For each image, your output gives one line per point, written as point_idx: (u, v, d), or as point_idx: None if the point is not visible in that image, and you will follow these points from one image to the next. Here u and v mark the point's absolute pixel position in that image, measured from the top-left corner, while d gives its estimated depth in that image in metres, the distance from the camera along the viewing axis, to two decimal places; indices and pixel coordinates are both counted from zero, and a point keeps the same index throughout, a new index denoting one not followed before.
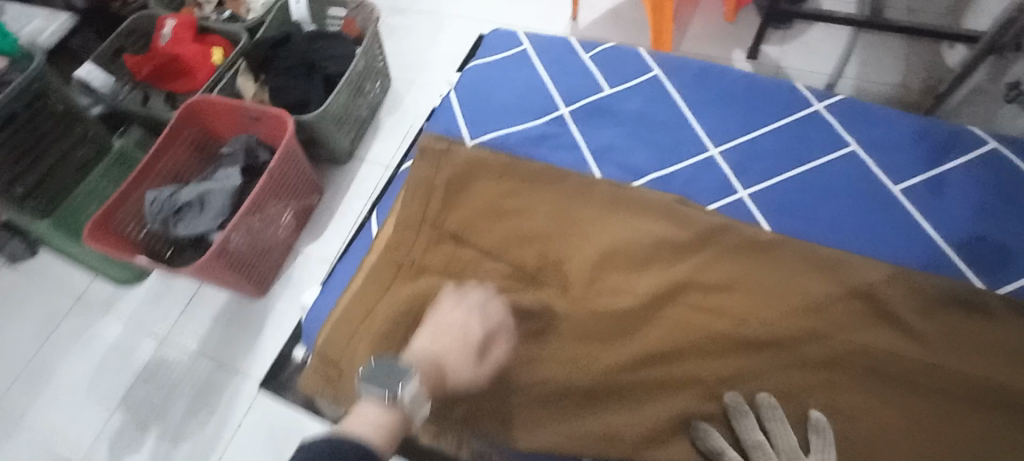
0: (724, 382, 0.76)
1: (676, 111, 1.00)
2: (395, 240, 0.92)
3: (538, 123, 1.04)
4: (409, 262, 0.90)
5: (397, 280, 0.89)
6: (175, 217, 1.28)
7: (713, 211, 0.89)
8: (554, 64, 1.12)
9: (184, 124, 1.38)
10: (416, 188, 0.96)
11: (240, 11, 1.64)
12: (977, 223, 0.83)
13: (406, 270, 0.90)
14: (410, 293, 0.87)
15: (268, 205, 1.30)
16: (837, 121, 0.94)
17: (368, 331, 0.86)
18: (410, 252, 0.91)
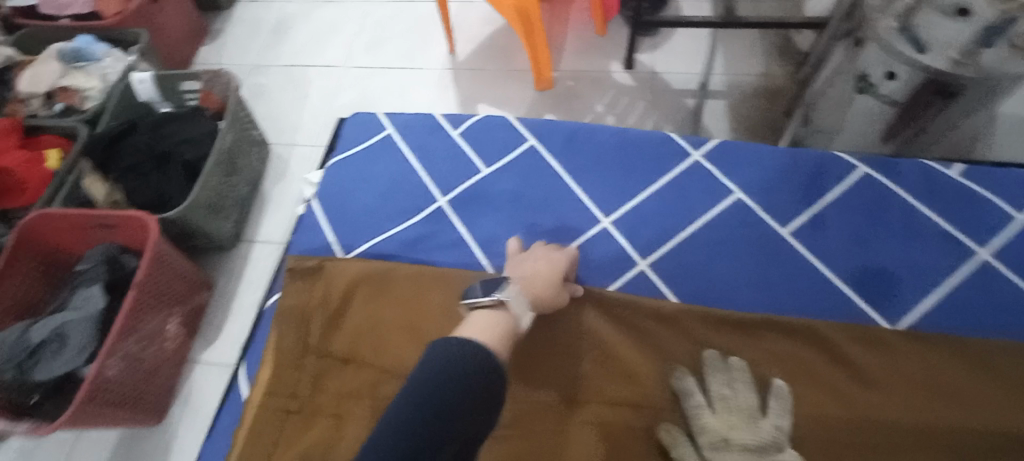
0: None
1: (560, 182, 0.94)
2: (273, 384, 0.79)
3: (413, 222, 0.94)
4: (297, 406, 0.77)
5: (283, 431, 0.76)
6: (30, 360, 1.03)
7: (613, 290, 0.83)
8: (423, 146, 1.03)
9: (21, 245, 1.12)
10: (289, 315, 0.83)
11: (74, 102, 1.38)
12: (863, 255, 0.83)
13: (293, 417, 0.77)
14: (304, 446, 0.74)
15: (147, 319, 1.10)
16: (715, 168, 0.93)
17: None
18: (297, 392, 0.78)
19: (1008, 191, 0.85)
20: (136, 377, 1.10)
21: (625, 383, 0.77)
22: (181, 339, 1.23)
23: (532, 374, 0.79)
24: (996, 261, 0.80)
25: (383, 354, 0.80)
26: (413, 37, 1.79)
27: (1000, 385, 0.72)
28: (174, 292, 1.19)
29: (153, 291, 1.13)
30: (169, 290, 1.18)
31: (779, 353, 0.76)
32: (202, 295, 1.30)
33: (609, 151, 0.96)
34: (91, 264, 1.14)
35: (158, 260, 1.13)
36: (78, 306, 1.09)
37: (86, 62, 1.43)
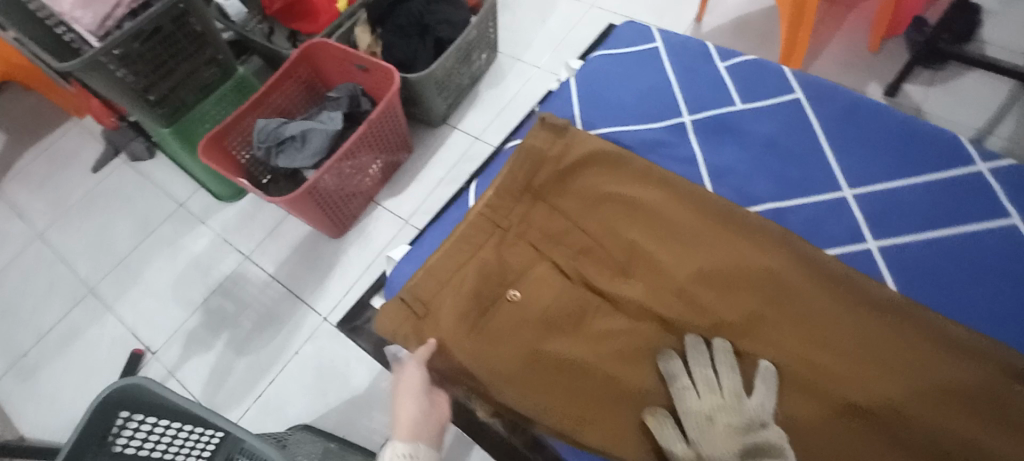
0: (790, 407, 0.73)
1: (813, 141, 0.93)
2: (496, 203, 0.93)
3: (653, 128, 1.00)
4: (505, 226, 0.92)
5: (487, 243, 0.90)
6: (277, 148, 1.31)
7: (831, 256, 0.82)
8: (684, 68, 1.06)
9: (298, 62, 1.39)
10: (526, 155, 0.95)
11: None
12: None
13: (500, 234, 0.91)
14: (502, 258, 0.88)
15: (361, 153, 1.29)
16: (999, 187, 0.83)
17: (456, 286, 0.86)
18: (509, 218, 0.92)
19: None
20: (340, 192, 1.30)
21: (805, 338, 0.77)
22: (377, 182, 1.42)
23: (716, 288, 0.82)
24: None
25: (592, 220, 0.91)
26: None
27: None
28: (388, 140, 1.36)
29: (376, 131, 1.30)
30: (386, 136, 1.35)
31: (984, 383, 0.71)
32: (403, 156, 1.47)
33: (877, 132, 0.91)
34: (339, 95, 1.38)
35: (388, 109, 1.29)
36: (323, 122, 1.32)
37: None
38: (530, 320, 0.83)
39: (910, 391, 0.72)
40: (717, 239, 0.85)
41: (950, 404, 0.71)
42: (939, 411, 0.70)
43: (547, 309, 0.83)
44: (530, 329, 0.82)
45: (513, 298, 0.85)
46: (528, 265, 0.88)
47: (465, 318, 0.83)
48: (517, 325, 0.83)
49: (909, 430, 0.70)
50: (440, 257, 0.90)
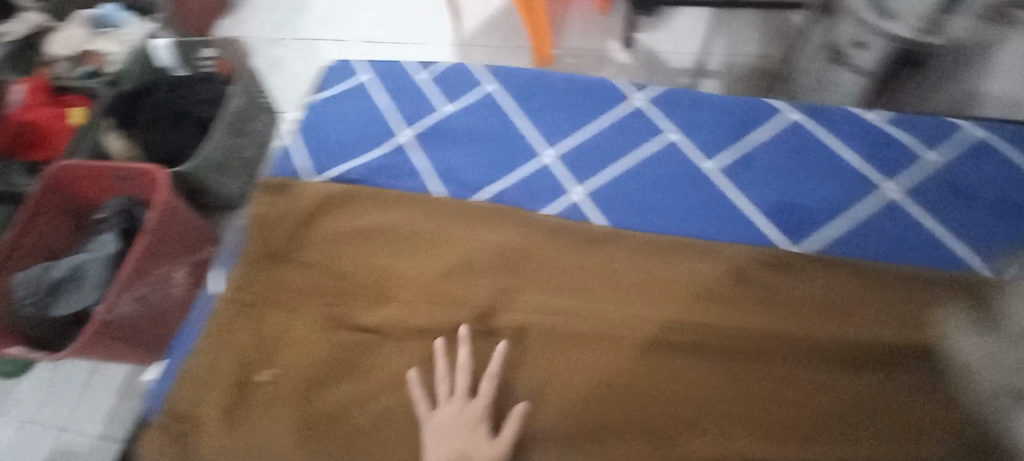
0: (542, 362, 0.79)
1: (510, 122, 1.02)
2: (240, 280, 0.90)
3: (376, 154, 1.03)
4: (254, 301, 0.89)
5: (237, 325, 0.87)
6: (51, 298, 1.06)
7: (545, 215, 0.91)
8: (392, 90, 1.11)
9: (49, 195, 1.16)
10: (253, 224, 0.93)
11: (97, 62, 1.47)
12: (786, 188, 0.88)
13: (248, 311, 0.88)
14: (255, 335, 0.85)
15: (156, 268, 1.11)
16: (653, 110, 0.99)
17: (213, 383, 0.82)
18: (254, 291, 0.89)
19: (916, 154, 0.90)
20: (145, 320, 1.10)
21: (542, 296, 0.84)
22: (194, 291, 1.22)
23: (459, 281, 0.86)
24: (904, 198, 0.86)
25: (336, 260, 0.90)
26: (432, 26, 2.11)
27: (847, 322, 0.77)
28: (186, 241, 1.18)
29: (163, 239, 1.12)
30: (181, 238, 1.17)
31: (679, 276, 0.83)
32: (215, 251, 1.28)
33: (556, 98, 1.03)
34: (110, 214, 1.16)
35: (167, 209, 1.12)
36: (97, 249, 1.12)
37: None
38: (290, 387, 0.79)
39: (638, 301, 0.82)
40: (449, 237, 0.90)
41: (668, 298, 0.81)
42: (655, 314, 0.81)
43: (306, 368, 0.81)
44: (292, 394, 0.79)
45: (263, 376, 0.81)
46: (282, 331, 0.85)
47: (227, 416, 0.78)
48: (277, 395, 0.79)
49: (648, 333, 0.79)
50: (192, 360, 0.85)
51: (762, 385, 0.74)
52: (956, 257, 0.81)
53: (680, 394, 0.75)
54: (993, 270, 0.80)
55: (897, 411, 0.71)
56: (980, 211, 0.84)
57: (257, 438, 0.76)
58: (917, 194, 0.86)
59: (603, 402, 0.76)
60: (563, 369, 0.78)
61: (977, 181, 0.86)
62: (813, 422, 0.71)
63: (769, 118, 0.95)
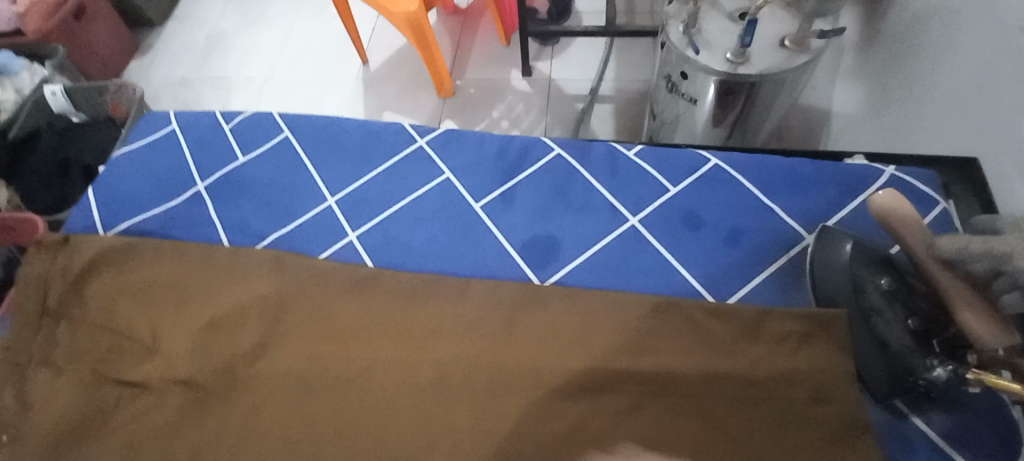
0: (295, 408, 0.83)
1: (304, 169, 1.07)
2: (14, 340, 0.91)
3: (174, 204, 1.06)
4: (25, 359, 0.90)
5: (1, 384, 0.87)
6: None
7: (321, 259, 0.95)
8: (200, 140, 1.14)
9: None
10: (30, 282, 0.94)
11: None
12: (539, 226, 0.95)
13: (18, 370, 0.89)
14: (18, 394, 0.86)
15: None
16: (435, 153, 1.05)
17: None
18: (27, 349, 0.90)
19: (666, 184, 0.96)
20: None
21: (307, 342, 0.88)
22: None
23: (230, 330, 0.90)
24: (644, 228, 0.92)
25: (114, 316, 0.92)
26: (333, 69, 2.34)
27: (576, 350, 0.83)
28: None
29: None
30: None
31: (434, 315, 0.88)
32: None
33: (346, 145, 1.08)
34: None
35: None
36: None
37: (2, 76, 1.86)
38: (37, 446, 0.82)
39: (394, 341, 0.87)
40: (226, 288, 0.93)
41: (422, 336, 0.86)
42: (407, 354, 0.85)
43: (57, 425, 0.83)
44: (38, 452, 0.81)
45: (14, 435, 0.83)
46: (45, 389, 0.86)
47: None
48: (26, 454, 0.81)
49: (398, 371, 0.84)
50: None
51: (483, 416, 0.80)
52: (686, 281, 0.87)
53: (407, 431, 0.80)
54: (715, 296, 0.85)
55: (598, 435, 0.77)
56: (710, 239, 0.90)
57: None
58: (658, 223, 0.92)
59: (335, 445, 0.80)
60: (305, 415, 0.82)
61: (711, 210, 0.92)
62: (522, 449, 0.77)
63: (539, 158, 1.02)
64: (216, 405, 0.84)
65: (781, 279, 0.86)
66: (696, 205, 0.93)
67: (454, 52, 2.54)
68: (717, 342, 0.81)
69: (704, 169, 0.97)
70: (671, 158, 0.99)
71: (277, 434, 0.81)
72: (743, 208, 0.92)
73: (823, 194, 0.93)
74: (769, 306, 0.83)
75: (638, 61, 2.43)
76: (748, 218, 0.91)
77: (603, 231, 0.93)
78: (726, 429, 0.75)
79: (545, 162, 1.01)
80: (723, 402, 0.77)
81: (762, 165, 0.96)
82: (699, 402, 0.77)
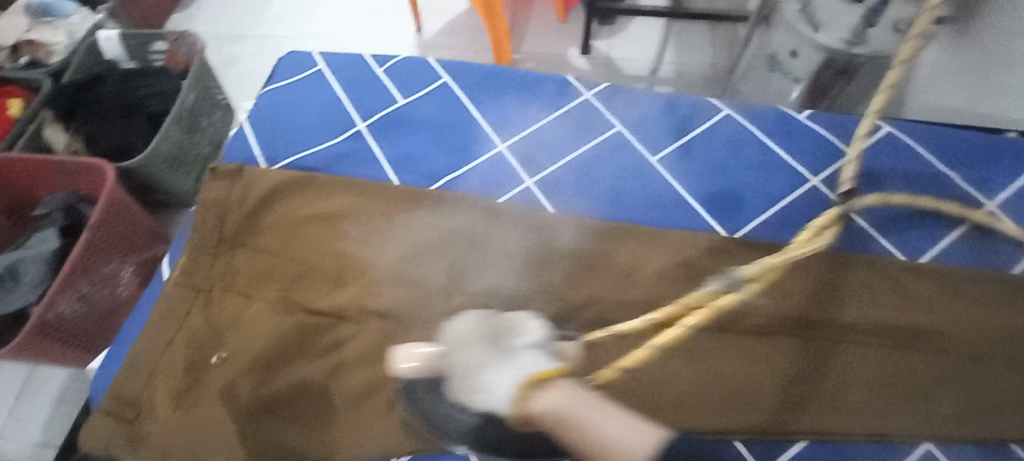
0: None
1: (469, 114, 1.06)
2: (195, 267, 0.89)
3: (336, 141, 1.04)
4: (208, 286, 0.88)
5: (190, 310, 0.86)
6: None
7: (502, 202, 0.95)
8: (352, 80, 1.13)
9: None
10: (207, 209, 0.92)
11: (39, 55, 1.59)
12: (720, 181, 0.96)
13: (203, 297, 0.88)
14: (208, 319, 0.86)
15: (99, 264, 1.18)
16: (603, 105, 1.05)
17: (167, 366, 0.82)
18: (209, 276, 0.89)
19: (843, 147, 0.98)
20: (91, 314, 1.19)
21: (502, 281, 0.88)
22: (138, 281, 1.31)
23: (420, 264, 0.90)
24: (826, 189, 0.94)
25: (296, 246, 0.92)
26: (395, 32, 2.31)
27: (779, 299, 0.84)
28: (127, 232, 1.25)
29: (108, 236, 1.19)
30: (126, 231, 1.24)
31: (626, 262, 0.89)
32: (157, 247, 1.36)
33: (509, 95, 1.08)
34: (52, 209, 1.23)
35: (114, 202, 1.19)
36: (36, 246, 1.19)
37: (54, 18, 1.66)
38: (244, 370, 0.81)
39: (590, 283, 0.88)
40: (410, 225, 0.93)
41: (618, 280, 0.88)
42: (606, 296, 0.86)
43: (260, 350, 0.82)
44: (250, 374, 0.81)
45: (222, 357, 0.82)
46: (237, 316, 0.86)
47: (175, 400, 0.80)
48: (235, 377, 0.80)
49: (599, 311, 0.85)
50: (139, 345, 0.84)
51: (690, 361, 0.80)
52: (874, 240, 0.90)
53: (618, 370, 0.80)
54: (906, 254, 0.88)
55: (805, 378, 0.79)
56: (894, 201, 0.93)
57: (212, 421, 0.77)
58: (839, 185, 0.94)
59: None
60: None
61: (889, 174, 0.95)
62: (741, 393, 0.78)
63: (711, 117, 1.03)
64: (418, 336, 0.84)
65: (969, 241, 0.89)
66: (875, 169, 0.95)
67: (512, 24, 2.46)
68: (918, 298, 0.83)
69: (877, 137, 0.98)
70: (841, 123, 1.01)
71: None
72: (921, 174, 0.95)
73: (998, 165, 0.95)
74: (962, 265, 0.86)
75: (700, 44, 2.33)
76: (927, 184, 0.94)
77: (786, 189, 0.94)
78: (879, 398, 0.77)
79: (717, 121, 1.02)
80: (886, 376, 0.78)
81: (935, 134, 0.99)
82: (858, 373, 0.79)
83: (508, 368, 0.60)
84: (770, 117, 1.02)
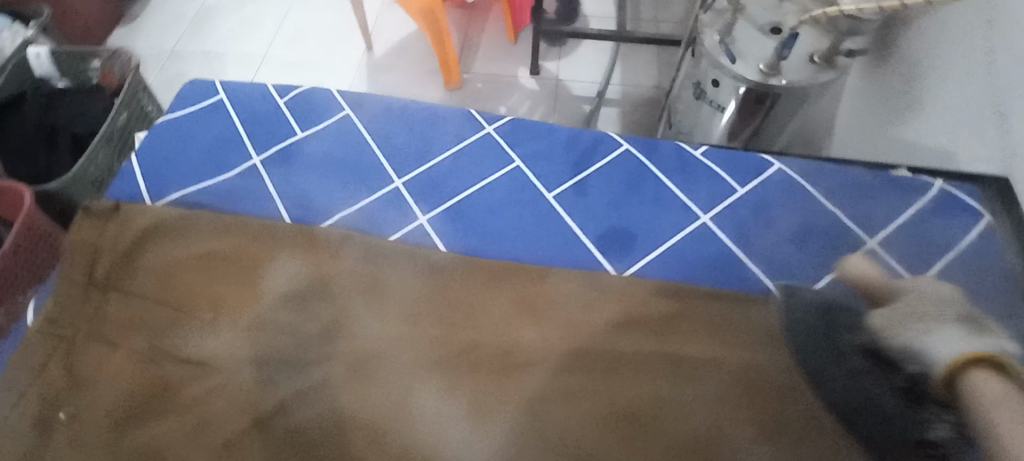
0: (376, 388, 0.81)
1: (368, 148, 1.04)
2: (59, 312, 0.85)
3: (227, 176, 1.01)
4: (72, 332, 0.84)
5: (49, 360, 0.82)
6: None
7: (392, 240, 0.93)
8: (251, 112, 1.10)
9: None
10: (79, 251, 0.89)
11: None
12: (613, 217, 0.96)
13: (65, 346, 0.83)
14: (67, 370, 0.81)
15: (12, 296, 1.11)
16: (504, 140, 1.05)
17: (16, 421, 0.77)
18: (73, 322, 0.85)
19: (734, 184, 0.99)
20: None
21: (385, 324, 0.86)
22: None
23: (301, 307, 0.87)
24: (715, 226, 0.95)
25: (171, 289, 0.88)
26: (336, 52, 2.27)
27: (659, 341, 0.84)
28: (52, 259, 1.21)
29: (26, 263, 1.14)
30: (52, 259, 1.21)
31: (513, 303, 0.88)
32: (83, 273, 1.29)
33: (411, 129, 1.07)
34: None
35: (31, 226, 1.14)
36: None
37: None
38: (99, 425, 0.77)
39: (475, 324, 0.86)
40: (294, 267, 0.90)
41: (503, 321, 0.86)
42: (490, 340, 0.85)
43: (120, 403, 0.78)
44: (97, 435, 0.76)
45: (69, 414, 0.77)
46: (99, 365, 0.81)
47: (21, 458, 0.75)
48: (88, 433, 0.76)
49: (481, 355, 0.83)
50: None
51: (563, 407, 0.79)
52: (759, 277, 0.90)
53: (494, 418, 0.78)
54: None
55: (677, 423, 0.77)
56: (781, 239, 0.94)
57: None
58: (728, 222, 0.95)
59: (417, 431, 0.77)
60: (382, 399, 0.80)
61: (777, 211, 0.96)
62: (633, 408, 0.78)
63: (608, 153, 1.03)
64: (289, 384, 0.81)
65: None
66: (764, 207, 0.97)
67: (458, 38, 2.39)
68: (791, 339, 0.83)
69: (767, 175, 1.01)
70: (734, 161, 1.03)
71: (354, 418, 0.78)
72: (808, 211, 0.96)
73: (880, 201, 0.98)
74: None
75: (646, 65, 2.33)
76: (813, 221, 0.95)
77: (676, 227, 0.95)
78: (781, 413, 0.77)
79: (615, 156, 1.03)
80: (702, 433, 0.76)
81: (821, 171, 1.01)
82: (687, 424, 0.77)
83: (939, 343, 0.66)
84: (666, 154, 1.03)
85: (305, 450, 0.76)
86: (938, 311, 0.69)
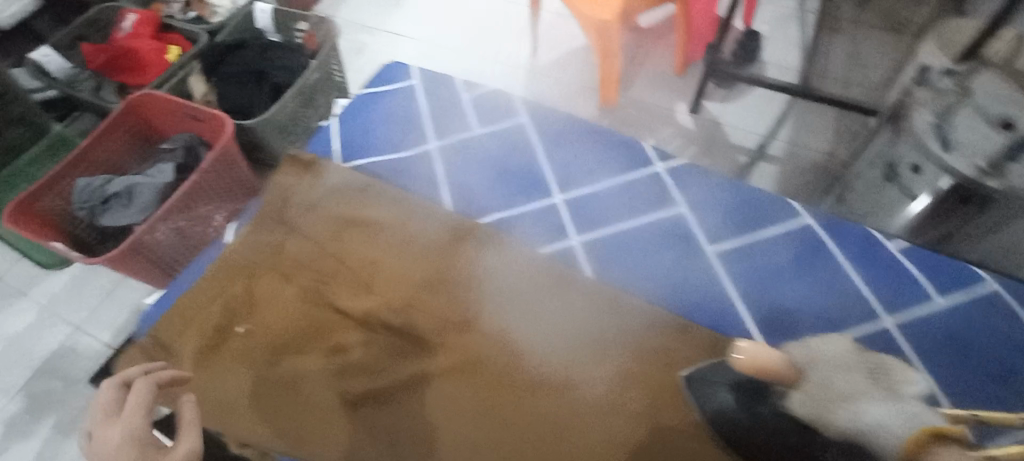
0: (497, 394, 0.82)
1: (536, 157, 1.06)
2: (251, 239, 0.97)
3: (405, 154, 1.09)
4: (256, 259, 0.95)
5: (234, 277, 0.93)
6: (102, 207, 1.05)
7: (543, 253, 0.95)
8: (437, 100, 1.17)
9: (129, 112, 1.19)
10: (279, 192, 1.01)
11: None
12: (777, 291, 0.89)
13: (248, 268, 0.94)
14: (245, 290, 0.92)
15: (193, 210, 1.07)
16: (673, 179, 1.01)
17: (200, 322, 0.89)
18: (259, 250, 0.96)
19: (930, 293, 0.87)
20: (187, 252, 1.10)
21: (519, 334, 0.87)
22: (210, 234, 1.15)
23: (447, 293, 0.91)
24: (899, 334, 0.85)
25: (340, 244, 0.96)
26: None
27: None
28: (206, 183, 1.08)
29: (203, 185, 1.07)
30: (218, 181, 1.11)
31: (653, 349, 0.84)
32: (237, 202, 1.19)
33: (582, 147, 1.07)
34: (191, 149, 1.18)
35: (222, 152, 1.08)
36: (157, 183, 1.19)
37: None
38: (261, 347, 0.86)
39: (608, 360, 0.84)
40: (448, 254, 0.95)
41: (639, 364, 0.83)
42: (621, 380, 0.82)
43: (281, 333, 0.87)
44: (259, 354, 0.85)
45: (242, 330, 0.87)
46: (271, 294, 0.91)
47: (198, 354, 0.86)
48: (251, 351, 0.85)
49: (607, 393, 0.81)
50: (185, 296, 0.92)
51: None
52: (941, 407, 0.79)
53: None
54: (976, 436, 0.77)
55: None
56: (977, 371, 0.82)
57: (221, 385, 0.83)
58: (914, 335, 0.85)
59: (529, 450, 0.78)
60: (498, 406, 0.81)
61: (981, 338, 0.84)
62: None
63: (785, 220, 0.95)
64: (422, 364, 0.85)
65: None
66: (962, 328, 0.85)
67: None
68: None
69: (973, 293, 0.87)
70: (936, 264, 0.90)
71: (472, 417, 0.81)
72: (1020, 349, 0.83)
73: None
74: None
75: None
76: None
77: (849, 321, 0.86)
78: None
79: (792, 225, 0.95)
80: None
81: None
82: None
83: (901, 416, 0.59)
84: (853, 237, 0.93)
85: (422, 430, 0.80)
86: (862, 374, 0.64)
